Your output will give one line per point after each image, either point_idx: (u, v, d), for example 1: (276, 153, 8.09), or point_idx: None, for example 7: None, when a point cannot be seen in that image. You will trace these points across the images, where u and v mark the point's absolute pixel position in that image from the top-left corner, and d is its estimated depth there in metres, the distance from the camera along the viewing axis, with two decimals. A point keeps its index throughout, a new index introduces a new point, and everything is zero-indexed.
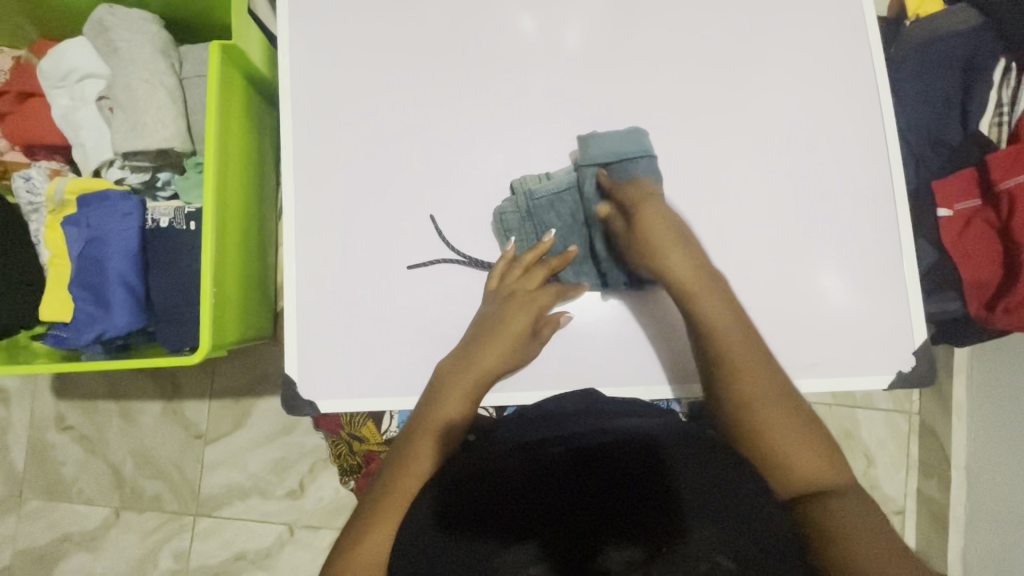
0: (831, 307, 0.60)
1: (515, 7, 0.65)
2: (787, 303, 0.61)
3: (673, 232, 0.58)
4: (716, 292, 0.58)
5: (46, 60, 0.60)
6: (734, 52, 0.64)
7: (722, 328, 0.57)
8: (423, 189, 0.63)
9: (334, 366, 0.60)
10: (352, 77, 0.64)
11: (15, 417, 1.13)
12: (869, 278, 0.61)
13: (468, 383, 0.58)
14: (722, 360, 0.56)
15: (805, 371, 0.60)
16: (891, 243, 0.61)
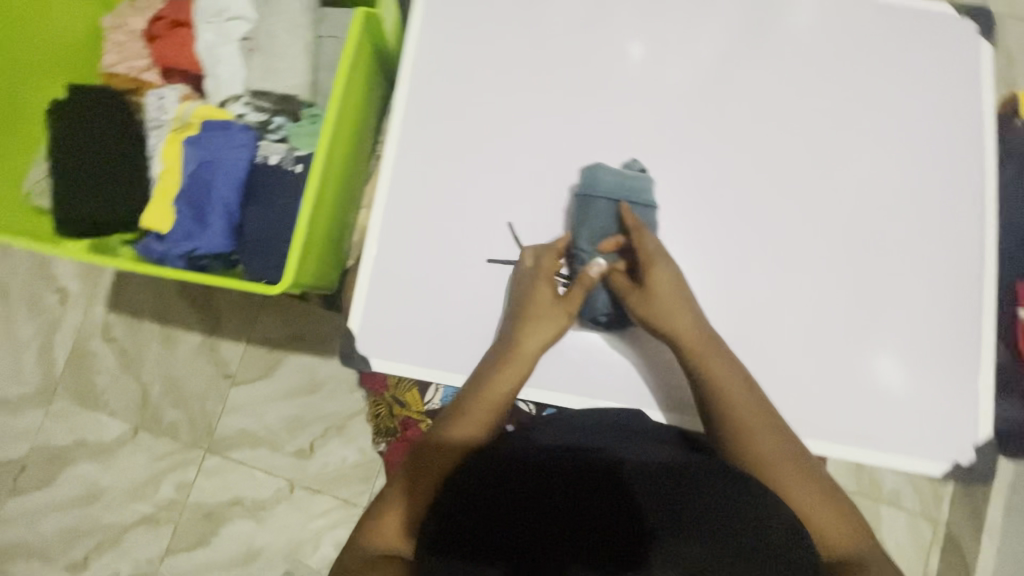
0: (894, 382, 0.60)
1: (638, 33, 0.68)
2: (848, 367, 0.60)
3: (683, 297, 0.59)
4: (725, 355, 0.57)
5: None
6: (840, 116, 0.66)
7: (728, 386, 0.56)
8: (514, 183, 0.65)
9: (395, 328, 0.63)
10: (471, 66, 0.67)
11: (66, 319, 1.19)
12: (938, 364, 0.60)
13: (514, 373, 0.58)
14: (729, 415, 0.56)
15: (857, 440, 0.59)
16: (966, 333, 0.61)
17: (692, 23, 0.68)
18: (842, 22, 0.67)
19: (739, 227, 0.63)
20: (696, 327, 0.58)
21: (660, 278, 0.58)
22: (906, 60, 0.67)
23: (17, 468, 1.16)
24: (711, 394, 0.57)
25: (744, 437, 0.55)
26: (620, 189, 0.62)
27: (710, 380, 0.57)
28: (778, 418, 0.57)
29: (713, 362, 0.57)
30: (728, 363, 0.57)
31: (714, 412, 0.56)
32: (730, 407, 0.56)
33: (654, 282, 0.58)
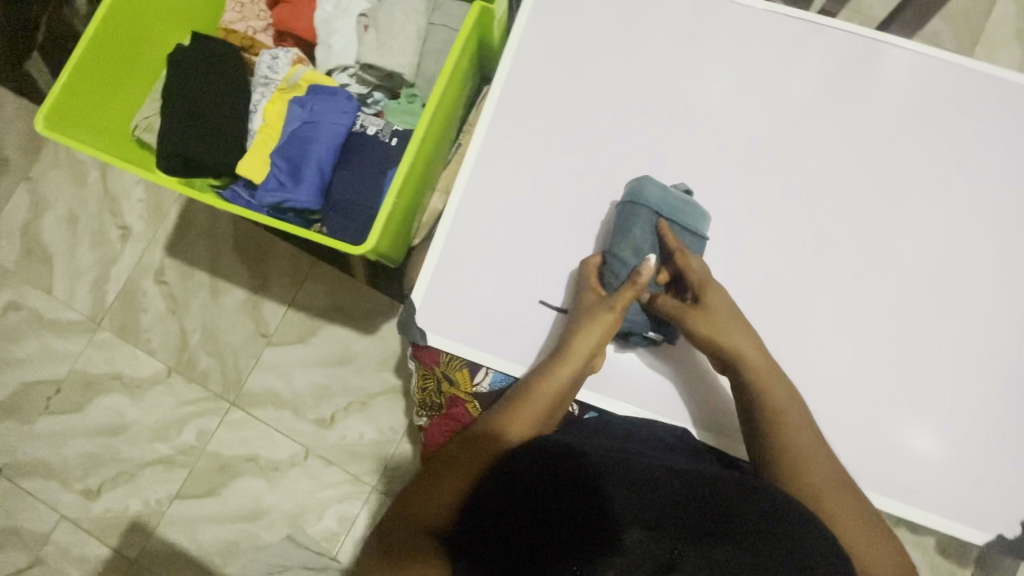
0: (941, 442, 0.61)
1: (733, 65, 0.70)
2: (894, 419, 0.62)
3: (736, 316, 0.60)
4: (781, 381, 0.58)
5: None
6: (920, 175, 0.67)
7: (785, 407, 0.57)
8: (592, 189, 0.68)
9: (456, 308, 0.65)
10: (568, 71, 0.70)
11: (125, 256, 1.24)
12: (989, 433, 0.61)
13: (562, 377, 0.59)
14: (785, 438, 0.56)
15: (902, 494, 0.60)
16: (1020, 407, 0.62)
17: (785, 64, 0.70)
18: (936, 83, 0.68)
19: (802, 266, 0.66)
20: (757, 346, 0.59)
21: (714, 296, 0.60)
22: (995, 130, 0.67)
23: (54, 389, 1.20)
24: (767, 414, 0.57)
25: (801, 462, 0.55)
26: (665, 205, 0.63)
27: (764, 401, 0.57)
28: (818, 436, 0.57)
29: (768, 385, 0.58)
30: (783, 385, 0.58)
31: (766, 431, 0.57)
32: (786, 429, 0.56)
33: (708, 302, 0.60)
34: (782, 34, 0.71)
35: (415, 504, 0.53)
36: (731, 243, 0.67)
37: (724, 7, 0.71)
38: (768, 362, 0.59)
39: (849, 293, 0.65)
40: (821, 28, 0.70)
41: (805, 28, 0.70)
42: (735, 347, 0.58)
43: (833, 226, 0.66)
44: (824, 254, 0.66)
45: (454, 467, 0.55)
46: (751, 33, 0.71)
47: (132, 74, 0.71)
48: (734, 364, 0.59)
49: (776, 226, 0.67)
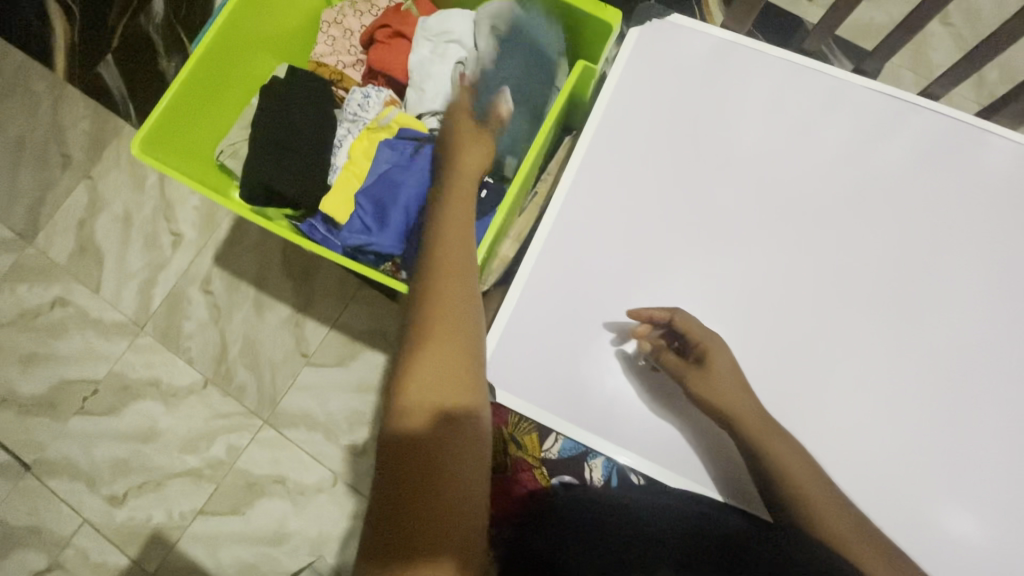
0: (1007, 549, 0.60)
1: (822, 138, 0.69)
2: (960, 518, 0.61)
3: (741, 380, 0.60)
4: (788, 441, 0.57)
5: (434, 19, 0.73)
6: (1007, 270, 0.66)
7: (788, 460, 0.56)
8: (672, 254, 0.67)
9: (527, 364, 0.63)
10: (656, 131, 0.69)
11: (174, 261, 1.25)
12: None
13: (460, 247, 0.55)
14: (796, 495, 0.55)
15: None
16: None
17: (880, 143, 0.69)
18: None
19: (883, 353, 0.65)
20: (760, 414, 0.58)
21: (716, 355, 0.60)
22: None
23: (90, 389, 1.20)
24: (776, 475, 0.56)
25: (812, 517, 0.54)
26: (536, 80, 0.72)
27: (776, 464, 0.56)
28: (806, 467, 0.57)
29: (769, 444, 0.57)
30: (789, 443, 0.57)
31: (779, 490, 0.56)
32: (794, 486, 0.56)
33: (712, 364, 0.60)
34: (881, 112, 0.69)
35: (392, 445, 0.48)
36: (811, 324, 0.66)
37: (823, 80, 0.70)
38: (766, 417, 0.58)
39: (926, 384, 0.64)
40: (918, 108, 0.69)
41: (906, 109, 0.69)
42: (731, 402, 0.58)
43: (917, 316, 0.66)
44: (908, 345, 0.65)
45: (453, 465, 0.46)
46: (849, 109, 0.70)
47: (219, 97, 0.72)
48: (743, 435, 0.57)
49: (855, 309, 0.66)
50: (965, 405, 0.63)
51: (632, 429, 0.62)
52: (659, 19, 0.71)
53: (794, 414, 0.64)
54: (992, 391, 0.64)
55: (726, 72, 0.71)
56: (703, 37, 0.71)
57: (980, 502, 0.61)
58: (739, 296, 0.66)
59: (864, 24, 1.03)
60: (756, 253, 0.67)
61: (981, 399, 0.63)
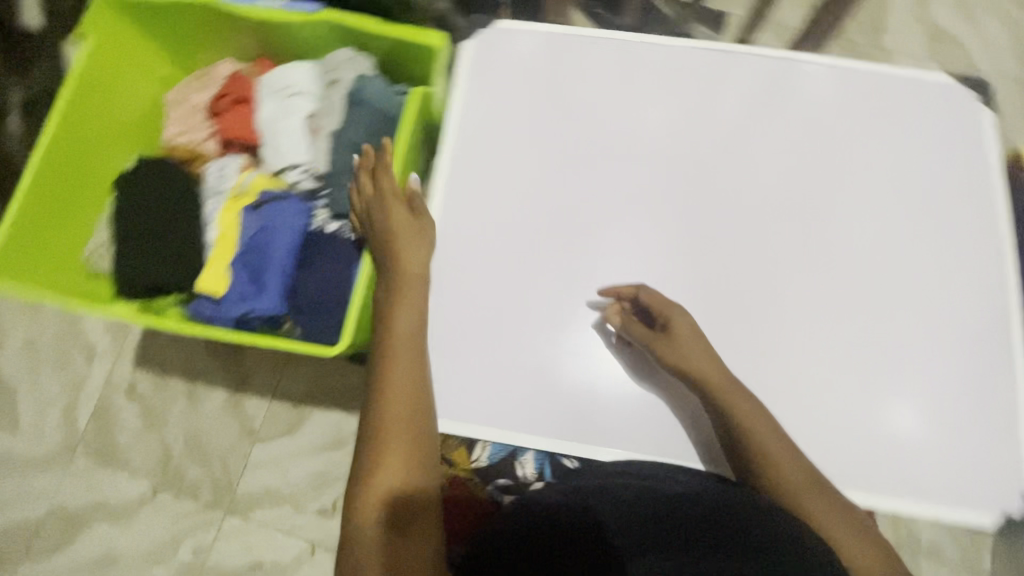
0: (928, 435, 0.62)
1: (662, 101, 0.73)
2: (879, 415, 0.63)
3: (702, 343, 0.63)
4: (745, 395, 0.61)
5: (272, 75, 0.73)
6: (860, 175, 0.69)
7: (751, 421, 0.60)
8: (552, 242, 0.68)
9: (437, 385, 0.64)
10: (509, 133, 0.72)
11: (92, 377, 1.19)
12: (970, 411, 0.63)
13: (405, 351, 0.61)
14: (757, 454, 0.60)
15: (900, 488, 0.61)
16: (989, 385, 0.63)
17: (714, 93, 0.73)
18: (862, 87, 0.71)
19: (774, 281, 0.66)
20: (718, 370, 0.62)
21: (678, 323, 0.64)
22: (922, 119, 0.70)
23: (32, 531, 1.13)
24: (740, 430, 0.60)
25: (774, 475, 0.59)
26: (382, 111, 0.69)
27: (746, 426, 0.60)
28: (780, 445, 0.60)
29: (737, 404, 0.60)
30: (749, 400, 0.61)
31: (744, 455, 0.60)
32: (758, 450, 0.60)
33: (676, 331, 0.63)
34: (709, 65, 0.74)
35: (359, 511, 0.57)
36: (698, 273, 0.67)
37: (649, 50, 0.74)
38: (733, 380, 0.62)
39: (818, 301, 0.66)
40: (738, 55, 0.74)
41: (729, 56, 0.74)
42: (700, 371, 0.61)
43: (794, 238, 0.68)
44: (791, 267, 0.67)
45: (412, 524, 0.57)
46: (680, 68, 0.74)
47: (72, 203, 0.71)
48: (708, 393, 0.61)
49: (735, 247, 0.68)
50: (857, 310, 0.65)
51: (560, 416, 0.63)
52: (488, 28, 0.75)
53: None
54: (880, 290, 0.66)
55: (561, 64, 0.74)
56: (532, 39, 0.75)
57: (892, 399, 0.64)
58: (625, 266, 0.68)
59: (682, 1, 1.15)
60: (630, 220, 0.69)
61: (869, 300, 0.66)
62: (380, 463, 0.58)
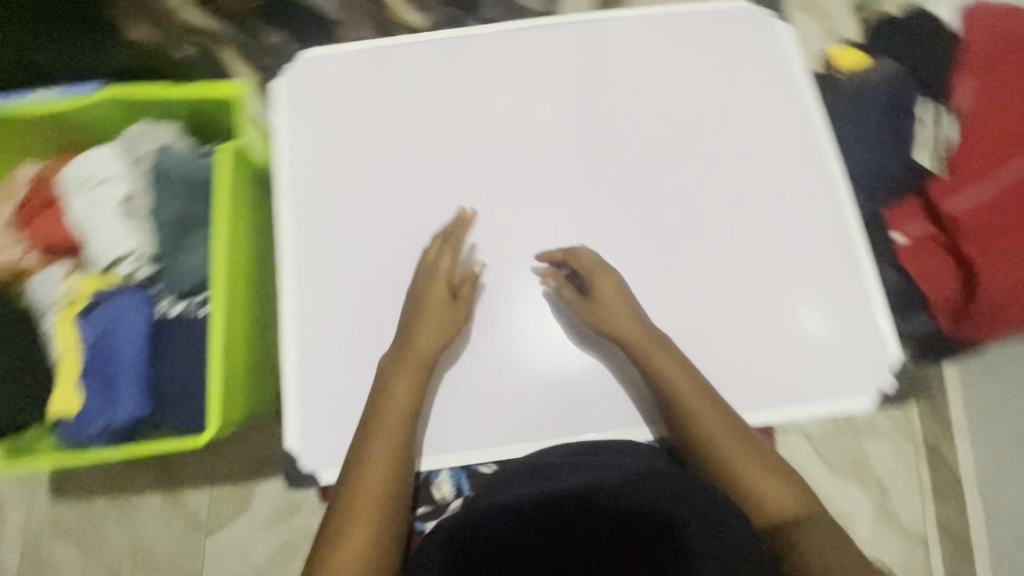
0: (806, 340, 0.64)
1: (485, 91, 0.72)
2: (759, 335, 0.65)
3: (626, 305, 0.64)
4: (666, 351, 0.63)
5: (69, 168, 0.69)
6: (685, 114, 0.71)
7: (684, 387, 0.62)
8: (412, 259, 0.67)
9: (332, 435, 0.62)
10: (340, 161, 0.69)
11: (9, 524, 1.10)
12: (839, 304, 0.65)
13: (394, 420, 0.60)
14: (690, 417, 0.62)
15: (793, 396, 0.64)
16: (851, 276, 0.65)
17: (532, 70, 0.73)
18: (670, 31, 0.74)
19: (635, 236, 0.68)
20: (640, 326, 0.64)
21: (605, 287, 0.65)
22: (727, 48, 0.73)
23: None
24: (667, 389, 0.62)
25: (708, 441, 0.61)
26: (192, 172, 0.68)
27: (683, 396, 0.62)
28: (720, 416, 0.62)
29: (666, 367, 0.62)
30: (685, 371, 0.63)
31: (676, 412, 0.62)
32: (689, 413, 0.62)
33: (601, 292, 0.64)
34: (520, 45, 0.74)
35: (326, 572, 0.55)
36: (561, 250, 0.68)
37: (463, 43, 0.74)
38: (678, 356, 0.63)
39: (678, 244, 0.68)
40: (545, 29, 0.74)
41: (540, 31, 0.74)
42: (646, 345, 0.63)
43: (645, 191, 0.69)
44: (646, 220, 0.68)
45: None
46: (498, 55, 0.73)
47: None
48: (631, 349, 0.63)
49: (590, 214, 0.69)
50: (715, 241, 0.67)
51: (468, 425, 0.64)
52: (293, 61, 0.71)
53: (586, 334, 0.66)
54: (731, 216, 0.68)
55: (374, 78, 0.72)
56: (338, 61, 0.72)
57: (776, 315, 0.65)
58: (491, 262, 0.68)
59: None
60: (484, 217, 0.69)
61: (725, 228, 0.68)
62: (352, 524, 0.57)
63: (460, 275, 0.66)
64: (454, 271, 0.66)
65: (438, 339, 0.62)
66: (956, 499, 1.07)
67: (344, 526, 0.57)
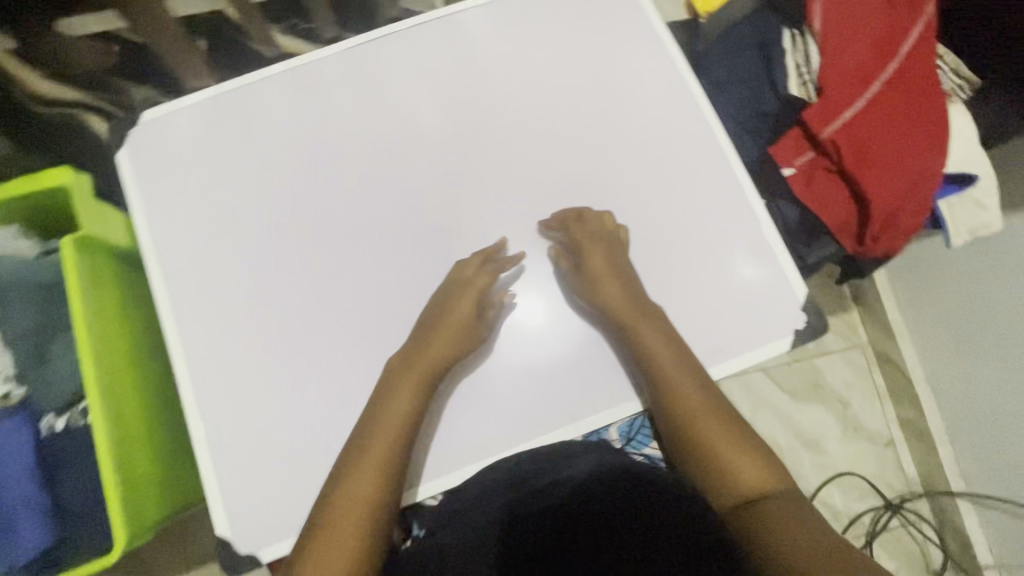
0: (717, 295, 0.63)
1: (344, 114, 0.69)
2: (671, 302, 0.63)
3: (619, 272, 0.62)
4: (647, 315, 0.61)
5: None
6: (553, 94, 0.69)
7: (665, 354, 0.60)
8: (305, 308, 0.63)
9: (260, 510, 0.59)
10: (207, 223, 0.65)
11: None
12: (741, 252, 0.64)
13: (391, 429, 0.57)
14: (666, 381, 0.59)
15: (716, 356, 0.62)
16: (747, 221, 0.65)
17: (389, 82, 0.69)
18: (527, 11, 0.71)
19: (536, 229, 0.66)
20: (625, 293, 0.62)
21: (598, 254, 0.62)
22: (581, 17, 0.71)
23: None
24: (644, 353, 0.60)
25: (682, 408, 0.59)
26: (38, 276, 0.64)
27: (662, 365, 0.59)
28: (695, 383, 0.59)
29: (643, 331, 0.60)
30: (668, 337, 0.60)
31: (650, 379, 0.59)
32: (666, 378, 0.59)
33: (593, 260, 0.62)
34: (369, 58, 0.70)
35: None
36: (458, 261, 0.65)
37: (315, 68, 0.69)
38: (663, 323, 0.61)
39: (574, 228, 0.66)
40: (392, 35, 0.70)
41: (392, 39, 0.70)
42: (635, 308, 0.61)
43: (530, 182, 0.67)
44: (536, 212, 0.67)
45: None
46: (349, 74, 0.69)
47: None
48: (613, 314, 0.61)
49: (480, 218, 0.66)
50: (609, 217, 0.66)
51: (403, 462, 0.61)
52: (133, 128, 0.66)
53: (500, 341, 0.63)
54: (619, 188, 0.67)
55: (223, 126, 0.67)
56: (180, 116, 0.67)
57: (689, 275, 0.64)
58: (389, 291, 0.64)
59: None
60: (371, 246, 0.65)
61: (616, 201, 0.66)
62: (328, 543, 0.52)
63: (491, 295, 0.64)
64: (488, 291, 0.63)
65: (446, 355, 0.60)
66: (910, 397, 1.11)
67: (318, 543, 0.53)
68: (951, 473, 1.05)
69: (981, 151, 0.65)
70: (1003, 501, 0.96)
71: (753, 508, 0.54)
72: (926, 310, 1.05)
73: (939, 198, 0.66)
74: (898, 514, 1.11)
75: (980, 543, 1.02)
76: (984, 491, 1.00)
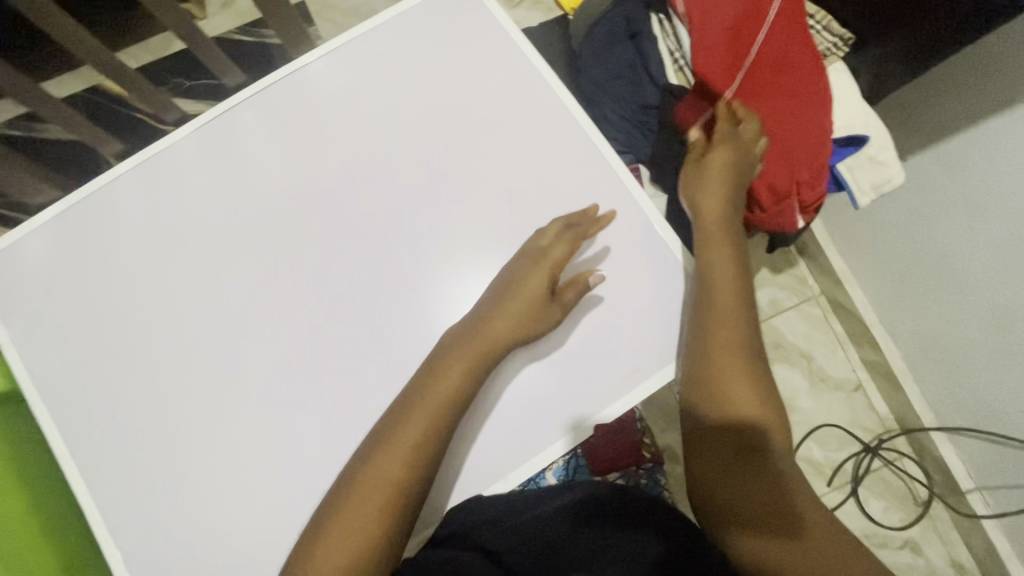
0: (640, 301, 0.60)
1: (208, 193, 0.64)
2: (583, 326, 0.60)
3: (732, 179, 0.60)
4: (725, 235, 0.59)
5: None
6: (421, 134, 0.66)
7: (729, 282, 0.57)
8: (205, 412, 0.60)
9: None
10: (87, 343, 0.61)
11: None
12: (649, 247, 0.61)
13: (433, 410, 0.53)
14: (717, 306, 0.56)
15: (637, 376, 0.59)
16: (645, 225, 0.61)
17: (250, 152, 0.65)
18: (378, 50, 0.67)
19: (433, 277, 0.63)
20: (723, 205, 0.59)
21: (720, 155, 0.60)
22: (435, 46, 0.67)
23: None
24: (706, 271, 0.57)
25: (728, 342, 0.55)
26: None
27: (716, 279, 0.57)
28: (747, 324, 0.57)
29: (714, 250, 0.58)
30: (733, 258, 0.58)
31: (703, 300, 0.57)
32: (718, 304, 0.56)
33: (714, 154, 0.60)
34: (223, 133, 0.65)
35: (314, 545, 0.49)
36: (355, 328, 0.62)
37: (168, 153, 0.65)
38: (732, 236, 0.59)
39: (470, 269, 0.63)
40: (241, 104, 0.66)
41: (243, 106, 0.66)
42: (716, 208, 0.59)
43: (416, 230, 0.64)
44: (428, 260, 0.63)
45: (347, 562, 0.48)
46: (204, 154, 0.65)
47: None
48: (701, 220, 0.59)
49: (370, 278, 0.63)
50: (504, 249, 0.63)
51: None
52: None
53: None
54: (508, 218, 0.63)
55: (81, 237, 0.63)
56: (36, 235, 0.63)
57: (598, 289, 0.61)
58: (289, 377, 0.61)
59: (248, 46, 1.09)
60: (262, 333, 0.62)
61: (508, 232, 0.63)
62: (359, 501, 0.50)
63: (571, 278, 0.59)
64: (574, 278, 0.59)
65: (521, 333, 0.57)
66: (868, 339, 1.10)
67: (339, 518, 0.50)
68: (920, 409, 1.04)
69: (865, 109, 0.63)
70: (975, 429, 0.95)
71: (779, 479, 0.50)
72: (867, 252, 1.03)
73: (835, 162, 0.64)
74: (878, 456, 1.11)
75: (960, 472, 1.01)
76: (953, 421, 1.00)
